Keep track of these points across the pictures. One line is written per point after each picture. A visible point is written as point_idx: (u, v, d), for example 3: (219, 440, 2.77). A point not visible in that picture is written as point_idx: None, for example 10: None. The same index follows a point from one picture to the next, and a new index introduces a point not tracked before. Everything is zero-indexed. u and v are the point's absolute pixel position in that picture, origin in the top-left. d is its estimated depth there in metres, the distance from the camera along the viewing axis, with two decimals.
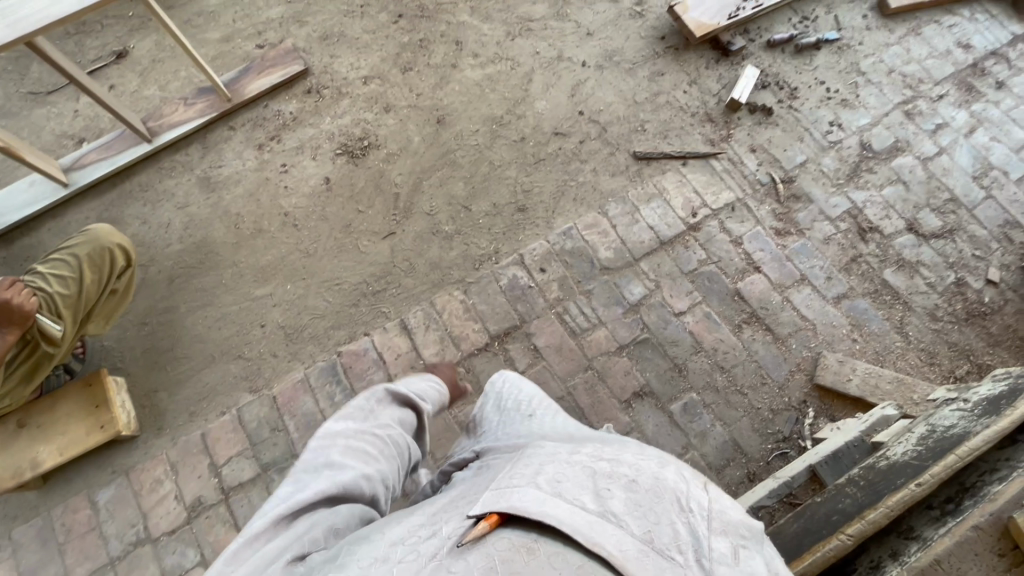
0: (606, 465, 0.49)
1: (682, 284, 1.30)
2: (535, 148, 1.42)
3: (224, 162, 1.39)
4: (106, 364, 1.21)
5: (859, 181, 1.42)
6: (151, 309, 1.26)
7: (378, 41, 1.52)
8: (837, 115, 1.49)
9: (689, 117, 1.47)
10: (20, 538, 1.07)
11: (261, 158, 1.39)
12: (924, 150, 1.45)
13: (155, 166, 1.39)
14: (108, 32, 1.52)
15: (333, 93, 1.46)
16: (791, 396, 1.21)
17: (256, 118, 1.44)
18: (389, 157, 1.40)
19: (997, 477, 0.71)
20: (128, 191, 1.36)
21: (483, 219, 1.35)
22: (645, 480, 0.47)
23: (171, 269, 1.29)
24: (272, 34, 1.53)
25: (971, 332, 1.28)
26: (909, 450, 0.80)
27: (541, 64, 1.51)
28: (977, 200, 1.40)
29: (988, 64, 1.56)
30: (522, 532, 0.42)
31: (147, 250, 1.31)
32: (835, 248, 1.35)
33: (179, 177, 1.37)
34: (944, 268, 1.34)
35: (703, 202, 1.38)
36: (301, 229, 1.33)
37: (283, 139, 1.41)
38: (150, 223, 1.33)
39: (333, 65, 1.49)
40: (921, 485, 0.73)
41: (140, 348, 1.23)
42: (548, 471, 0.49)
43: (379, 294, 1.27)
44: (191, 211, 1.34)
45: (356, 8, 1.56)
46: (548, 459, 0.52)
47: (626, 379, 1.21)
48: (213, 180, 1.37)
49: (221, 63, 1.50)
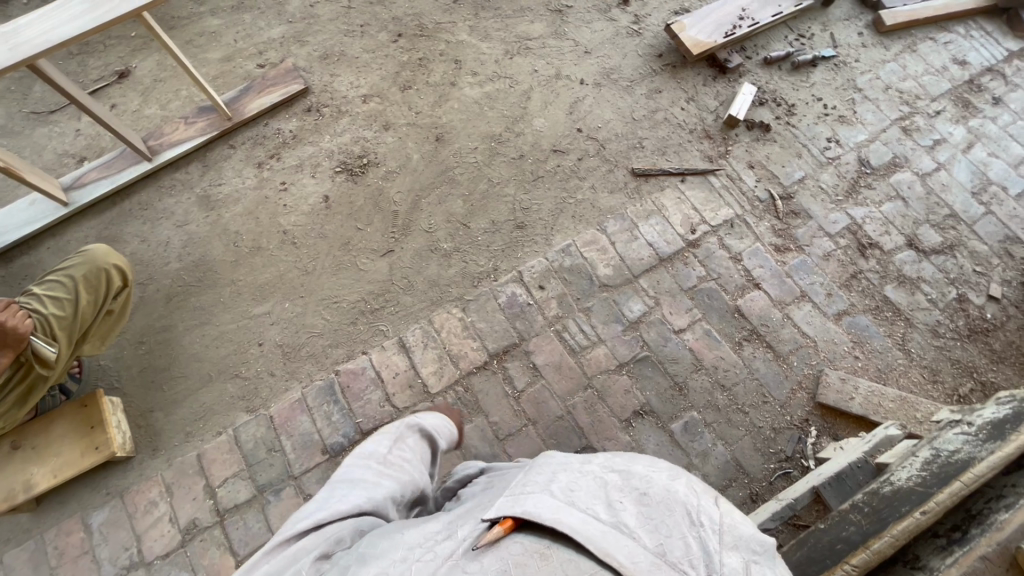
0: (618, 474, 0.50)
1: (681, 301, 1.30)
2: (534, 165, 1.42)
3: (224, 180, 1.40)
4: (102, 383, 1.20)
5: (857, 197, 1.42)
6: (149, 328, 1.25)
7: (378, 60, 1.54)
8: (835, 132, 1.49)
9: (687, 133, 1.48)
10: (11, 563, 1.06)
11: (261, 176, 1.40)
12: (922, 166, 1.45)
13: (155, 184, 1.39)
14: (111, 53, 1.54)
15: (333, 111, 1.47)
16: (793, 415, 1.20)
17: (256, 136, 1.45)
18: (388, 175, 1.41)
19: (1004, 505, 0.69)
20: (128, 209, 1.36)
21: (482, 237, 1.35)
22: (658, 490, 0.47)
23: (170, 288, 1.29)
24: (272, 53, 1.54)
25: (974, 348, 1.27)
26: (914, 475, 0.79)
27: (540, 82, 1.52)
28: (976, 216, 1.40)
29: (984, 80, 1.57)
30: (536, 538, 0.44)
31: (146, 269, 1.31)
32: (835, 264, 1.35)
33: (179, 196, 1.38)
34: (945, 284, 1.33)
35: (702, 218, 1.38)
36: (300, 247, 1.33)
37: (283, 157, 1.42)
38: (150, 241, 1.33)
39: (333, 84, 1.51)
40: (926, 512, 0.72)
41: (137, 367, 1.22)
42: (558, 481, 0.51)
43: (377, 312, 1.27)
44: (190, 229, 1.34)
45: (356, 27, 1.58)
46: (557, 467, 0.53)
47: (627, 397, 1.20)
48: (213, 198, 1.38)
49: (222, 82, 1.51)
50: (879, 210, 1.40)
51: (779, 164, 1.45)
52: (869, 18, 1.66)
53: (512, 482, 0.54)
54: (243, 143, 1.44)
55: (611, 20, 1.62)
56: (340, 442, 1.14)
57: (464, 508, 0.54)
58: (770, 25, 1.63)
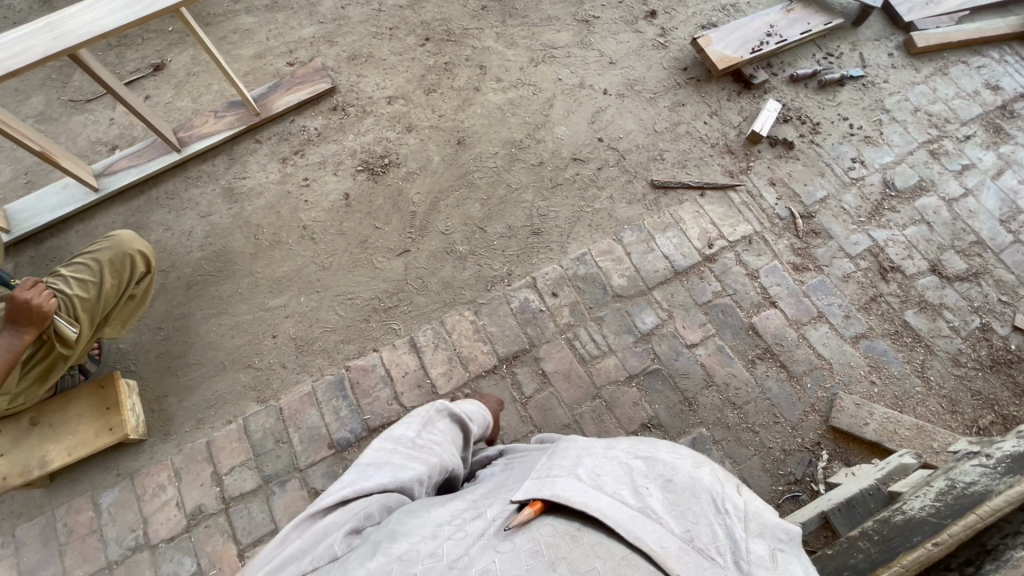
0: (644, 464, 0.55)
1: (696, 316, 1.28)
2: (553, 173, 1.43)
3: (249, 174, 1.42)
4: (120, 366, 1.23)
5: (881, 219, 1.39)
6: (168, 315, 1.28)
7: (404, 63, 1.56)
8: (860, 152, 1.47)
9: (709, 147, 1.47)
10: (22, 536, 1.08)
11: (285, 171, 1.43)
12: (949, 191, 1.43)
13: (183, 175, 1.43)
14: (148, 46, 1.59)
15: (358, 111, 1.50)
16: (804, 437, 1.18)
17: (282, 132, 1.48)
18: (408, 176, 1.42)
19: (1022, 542, 0.65)
20: (155, 198, 1.40)
21: (498, 241, 1.35)
22: (685, 480, 0.51)
23: (190, 276, 1.32)
24: (303, 52, 1.58)
25: (996, 380, 1.23)
26: (926, 505, 0.77)
27: (563, 91, 1.53)
28: (1004, 244, 1.37)
29: (1017, 106, 1.54)
30: (566, 521, 0.49)
31: (168, 256, 1.34)
32: (855, 287, 1.32)
33: (204, 187, 1.41)
34: (968, 312, 1.30)
35: (719, 234, 1.37)
36: (318, 243, 1.35)
37: (307, 153, 1.45)
38: (174, 230, 1.37)
39: (359, 84, 1.53)
40: (939, 544, 0.69)
41: (154, 352, 1.24)
42: (585, 465, 0.56)
43: (390, 311, 1.28)
44: (213, 220, 1.37)
45: (384, 30, 1.61)
46: (582, 453, 0.59)
47: (634, 410, 1.19)
48: (237, 191, 1.40)
49: (252, 78, 1.55)
50: (903, 234, 1.38)
51: (802, 182, 1.43)
52: (900, 39, 1.64)
53: (542, 465, 0.59)
54: (269, 138, 1.47)
55: (637, 31, 1.62)
56: (347, 438, 1.15)
57: (496, 490, 0.60)
58: (798, 43, 1.62)
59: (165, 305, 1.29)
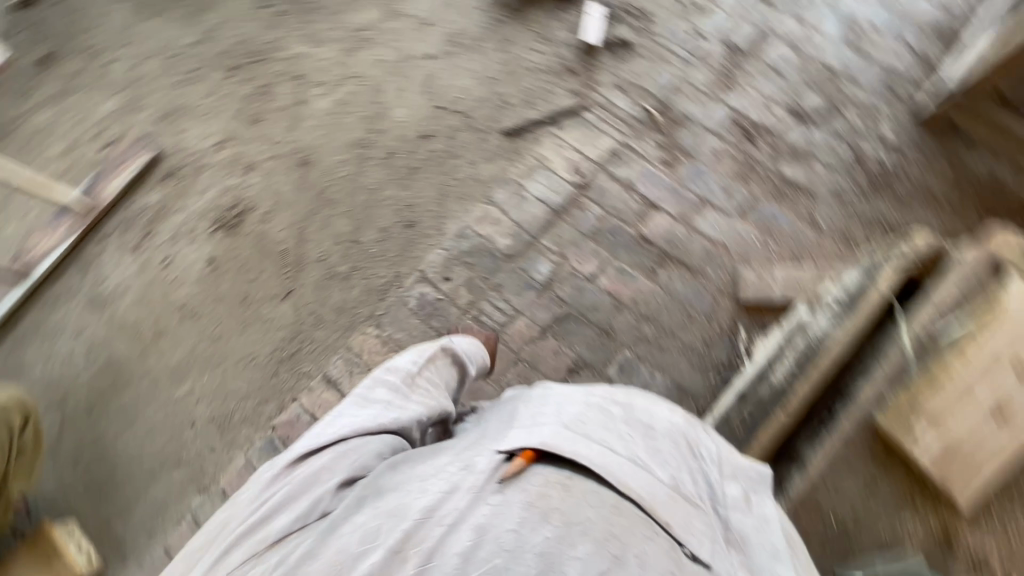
0: (680, 432, 0.75)
1: (587, 247, 1.28)
2: (406, 158, 1.38)
3: (106, 278, 1.35)
4: (50, 513, 1.19)
5: (734, 84, 1.37)
6: (79, 446, 1.23)
7: (219, 101, 1.46)
8: (697, 26, 1.43)
9: (548, 74, 1.41)
10: None
11: (141, 260, 1.35)
12: (790, 31, 1.40)
13: (36, 304, 1.33)
14: None
15: (191, 170, 1.41)
16: (721, 323, 1.21)
17: (122, 220, 1.39)
18: (266, 217, 1.36)
19: (845, 404, 1.02)
20: (16, 339, 1.31)
21: (375, 248, 1.31)
22: (688, 428, 0.77)
23: (86, 400, 1.26)
24: (109, 128, 1.45)
25: (880, 202, 1.26)
26: (786, 370, 1.06)
27: (388, 71, 1.45)
28: (854, 64, 1.36)
29: None
30: (558, 470, 0.62)
31: (57, 389, 1.27)
32: (728, 161, 1.32)
33: (62, 308, 1.33)
34: (840, 145, 1.30)
35: (585, 157, 1.35)
36: (201, 317, 1.30)
37: (156, 232, 1.37)
38: (49, 361, 1.29)
39: (181, 141, 1.43)
40: (790, 412, 1.01)
41: (79, 487, 1.21)
42: (635, 424, 0.73)
43: (296, 357, 1.25)
44: (86, 337, 1.31)
45: (185, 73, 1.48)
46: (634, 410, 0.76)
47: (557, 359, 1.20)
48: (99, 298, 1.33)
49: (68, 175, 1.42)
50: (758, 90, 1.36)
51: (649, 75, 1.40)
52: None
53: (592, 403, 0.74)
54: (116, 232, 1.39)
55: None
56: None
57: (524, 418, 0.72)
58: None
59: (74, 436, 1.24)
